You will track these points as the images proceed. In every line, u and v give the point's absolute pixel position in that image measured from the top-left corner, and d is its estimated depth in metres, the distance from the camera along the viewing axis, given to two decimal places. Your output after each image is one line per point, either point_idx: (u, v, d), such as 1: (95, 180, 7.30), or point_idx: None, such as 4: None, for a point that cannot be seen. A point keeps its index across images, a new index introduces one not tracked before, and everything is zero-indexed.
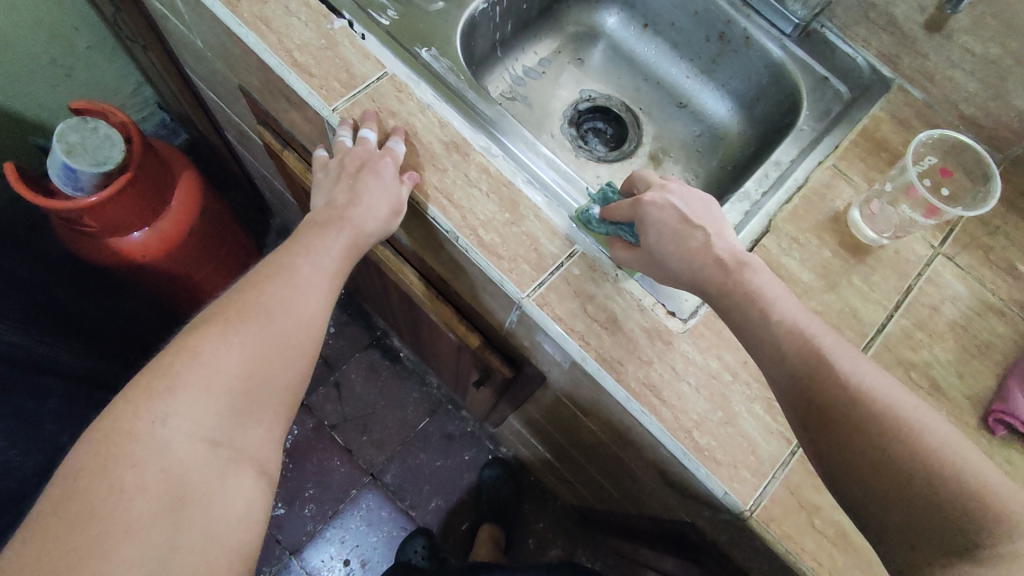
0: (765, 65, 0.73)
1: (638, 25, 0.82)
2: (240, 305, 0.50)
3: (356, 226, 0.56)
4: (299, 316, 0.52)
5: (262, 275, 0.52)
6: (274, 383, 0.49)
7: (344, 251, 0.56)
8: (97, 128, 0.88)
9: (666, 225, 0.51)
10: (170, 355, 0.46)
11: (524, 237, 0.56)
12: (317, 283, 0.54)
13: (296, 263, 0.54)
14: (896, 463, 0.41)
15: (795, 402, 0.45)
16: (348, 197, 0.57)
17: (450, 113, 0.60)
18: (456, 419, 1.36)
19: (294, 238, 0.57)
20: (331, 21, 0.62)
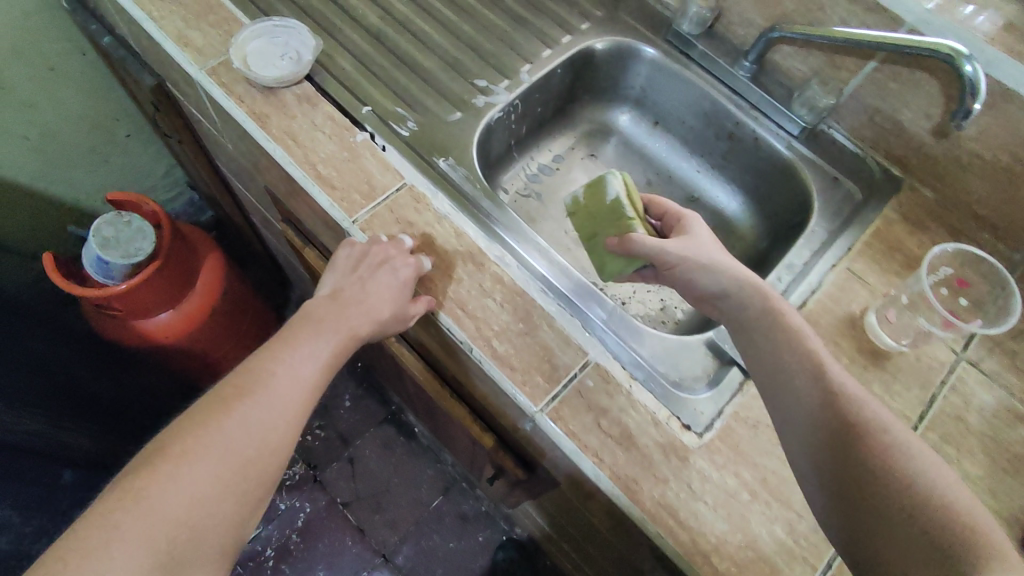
0: (774, 165, 0.74)
1: (649, 122, 0.83)
2: (201, 431, 0.46)
3: (353, 327, 0.58)
4: (266, 435, 0.49)
5: (232, 391, 0.50)
6: (227, 518, 0.45)
7: (334, 352, 0.56)
8: (130, 222, 0.91)
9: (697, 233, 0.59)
10: (114, 498, 0.42)
11: (537, 347, 0.57)
12: (289, 402, 0.52)
13: (273, 374, 0.52)
14: (872, 454, 0.41)
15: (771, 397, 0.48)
16: (354, 293, 0.59)
17: (465, 223, 0.62)
18: (471, 499, 1.33)
19: (280, 339, 0.55)
20: (354, 134, 0.64)
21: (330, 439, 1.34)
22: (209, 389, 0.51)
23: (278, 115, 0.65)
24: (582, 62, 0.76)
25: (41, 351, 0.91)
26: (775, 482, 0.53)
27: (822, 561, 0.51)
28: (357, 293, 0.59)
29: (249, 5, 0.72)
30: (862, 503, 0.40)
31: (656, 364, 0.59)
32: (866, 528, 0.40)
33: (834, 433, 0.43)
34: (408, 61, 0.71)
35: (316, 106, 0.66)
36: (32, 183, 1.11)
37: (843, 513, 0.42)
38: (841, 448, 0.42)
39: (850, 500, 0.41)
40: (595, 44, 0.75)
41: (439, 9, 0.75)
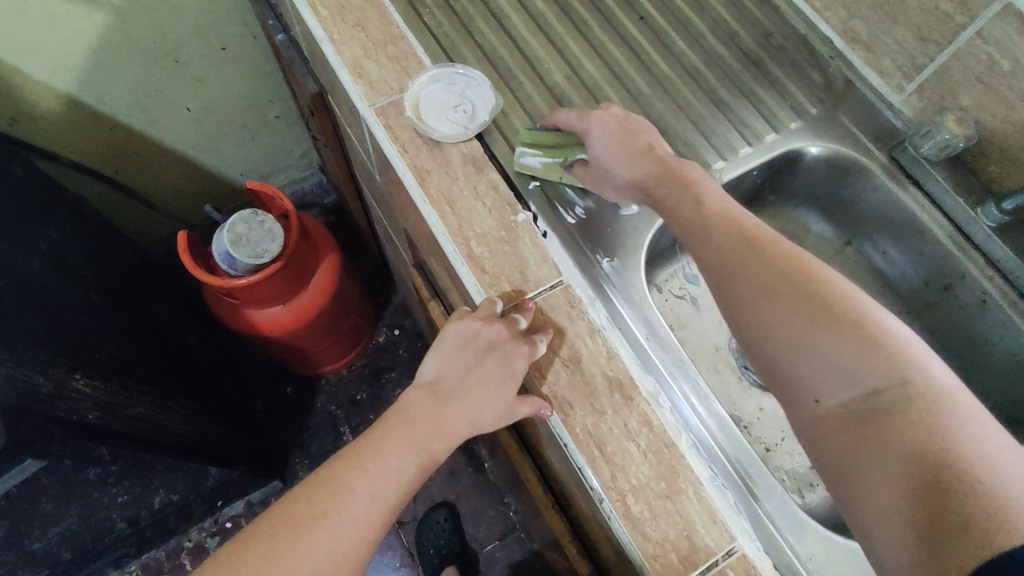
0: (1001, 339, 0.60)
1: (840, 241, 0.71)
2: (258, 572, 0.41)
3: (450, 432, 0.50)
4: (331, 572, 0.43)
5: (302, 515, 0.44)
6: None
7: (426, 460, 0.49)
8: (264, 222, 0.91)
9: (608, 139, 0.57)
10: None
11: (678, 517, 0.48)
12: (361, 525, 0.44)
13: (351, 492, 0.45)
14: (819, 314, 0.43)
15: (709, 260, 0.50)
16: (458, 382, 0.52)
17: (620, 343, 0.54)
18: (525, 551, 1.26)
19: (365, 441, 0.48)
20: (516, 213, 0.58)
21: None
22: (278, 501, 0.45)
23: (439, 174, 0.59)
24: (787, 163, 0.66)
25: (128, 325, 0.91)
26: None
27: None
28: (463, 380, 0.52)
29: (431, 43, 0.67)
30: (807, 363, 0.43)
31: (813, 569, 0.49)
32: (815, 383, 0.43)
33: (777, 296, 0.45)
34: None
35: (481, 171, 0.60)
36: (181, 150, 1.15)
37: (789, 368, 0.44)
38: (784, 318, 0.44)
39: (796, 359, 0.43)
40: (809, 147, 0.65)
41: (631, 77, 0.66)
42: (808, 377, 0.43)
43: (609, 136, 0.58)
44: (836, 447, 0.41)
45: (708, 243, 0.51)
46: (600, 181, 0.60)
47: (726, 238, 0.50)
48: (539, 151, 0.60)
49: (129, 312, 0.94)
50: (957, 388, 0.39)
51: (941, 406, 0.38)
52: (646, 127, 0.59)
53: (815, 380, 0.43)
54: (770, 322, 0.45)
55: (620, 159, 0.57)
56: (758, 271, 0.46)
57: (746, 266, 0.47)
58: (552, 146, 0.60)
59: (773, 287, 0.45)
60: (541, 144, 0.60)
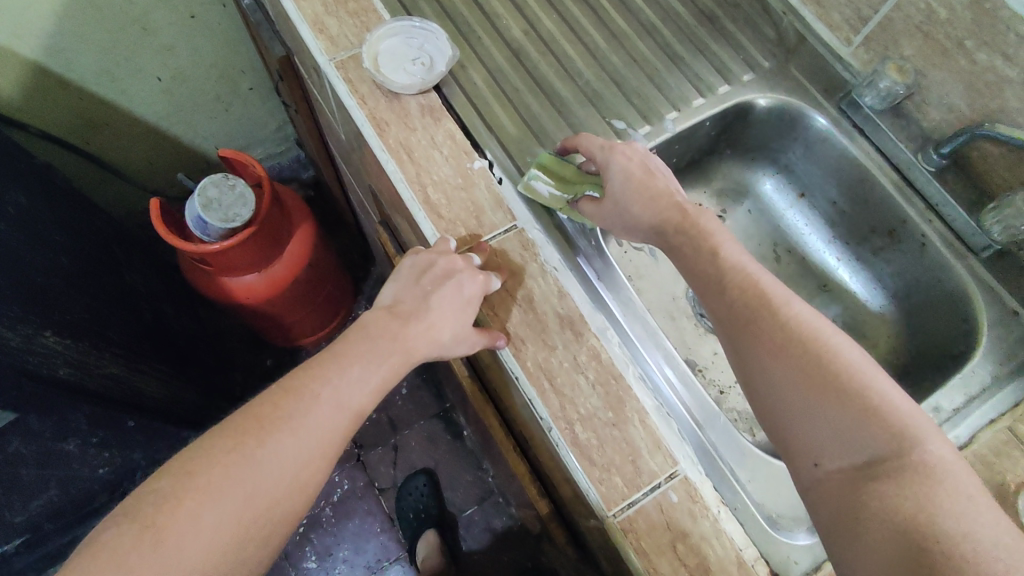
0: (940, 279, 0.63)
1: (794, 193, 0.74)
2: (228, 465, 0.41)
3: (410, 348, 0.51)
4: (298, 470, 0.43)
5: (269, 415, 0.44)
6: (251, 558, 0.41)
7: (387, 374, 0.50)
8: (234, 186, 0.91)
9: (630, 173, 0.55)
10: (125, 538, 0.37)
11: (623, 444, 0.51)
12: (330, 426, 0.46)
13: (316, 398, 0.46)
14: (823, 377, 0.40)
15: (720, 311, 0.47)
16: (414, 306, 0.53)
17: (572, 284, 0.56)
18: (502, 515, 1.30)
19: (331, 352, 0.49)
20: (472, 160, 0.60)
21: (379, 423, 1.34)
22: (242, 407, 0.45)
23: (398, 125, 0.61)
24: (738, 116, 0.68)
25: (112, 289, 0.95)
26: None
27: None
28: (417, 308, 0.52)
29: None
30: (802, 423, 0.40)
31: (751, 489, 0.52)
32: (816, 446, 0.39)
33: (785, 355, 0.42)
34: (543, 86, 0.65)
35: (438, 121, 0.61)
36: (153, 120, 1.14)
37: (789, 427, 0.41)
38: (791, 372, 0.41)
39: (793, 420, 0.41)
40: (758, 99, 0.67)
41: (588, 32, 0.68)
42: (802, 436, 0.40)
43: (629, 174, 0.55)
44: (826, 514, 0.38)
45: (718, 295, 0.47)
46: (613, 224, 0.56)
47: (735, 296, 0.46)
48: (552, 180, 0.58)
49: (116, 276, 0.98)
50: (964, 478, 0.36)
51: (942, 490, 0.35)
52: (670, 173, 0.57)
53: (816, 442, 0.39)
54: (776, 380, 0.42)
55: (636, 200, 0.54)
56: (765, 327, 0.43)
57: (755, 321, 0.44)
58: (568, 179, 0.58)
59: (783, 342, 0.42)
60: (556, 176, 0.58)
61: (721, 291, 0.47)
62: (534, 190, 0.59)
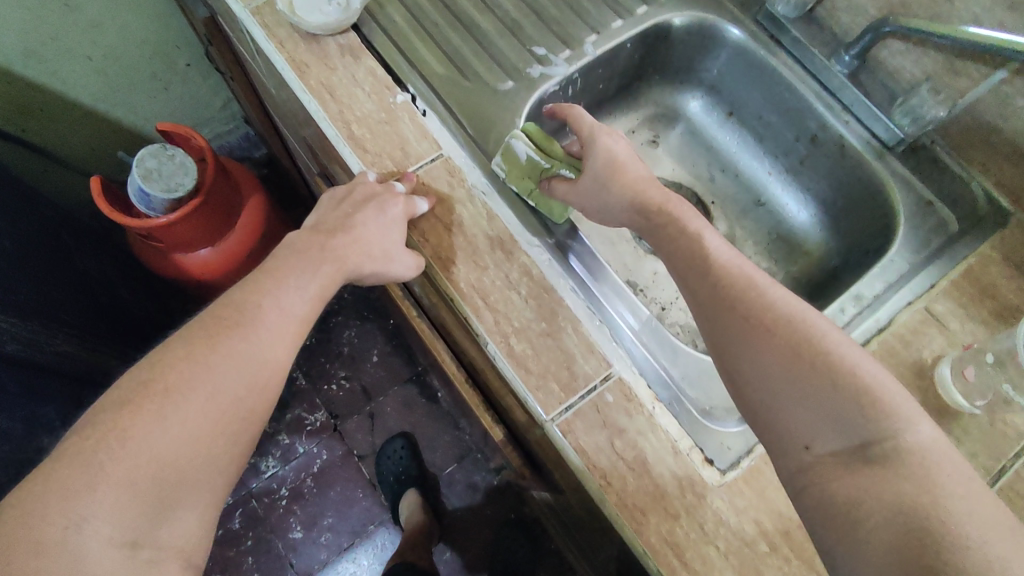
0: (859, 176, 0.65)
1: (723, 111, 0.75)
2: (183, 371, 0.43)
3: (341, 258, 0.55)
4: (255, 372, 0.46)
5: (216, 326, 0.46)
6: (220, 455, 0.43)
7: (322, 285, 0.53)
8: (174, 156, 0.90)
9: (611, 156, 0.55)
10: (87, 443, 0.39)
11: (558, 351, 0.52)
12: (279, 332, 0.49)
13: (259, 307, 0.49)
14: (809, 366, 0.41)
15: (702, 295, 0.47)
16: (338, 225, 0.56)
17: (500, 205, 0.57)
18: (483, 471, 1.32)
19: (265, 272, 0.52)
20: (395, 95, 0.60)
21: (352, 391, 1.35)
22: (189, 324, 0.47)
23: (318, 66, 0.61)
24: (657, 37, 0.69)
25: (75, 268, 0.96)
26: (800, 537, 0.48)
27: None
28: (341, 225, 0.56)
29: None
30: (791, 409, 0.40)
31: (685, 384, 0.54)
32: (803, 431, 0.40)
33: (772, 343, 0.42)
34: (462, 19, 0.65)
35: (358, 60, 0.61)
36: (91, 103, 1.12)
37: (777, 416, 0.41)
38: (777, 362, 0.41)
39: (781, 407, 0.41)
40: (674, 18, 0.68)
41: None
42: (788, 422, 0.40)
43: (609, 152, 0.55)
44: (815, 503, 0.39)
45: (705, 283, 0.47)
46: (587, 205, 0.56)
47: (717, 287, 0.46)
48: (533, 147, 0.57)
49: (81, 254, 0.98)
50: (943, 456, 0.37)
51: (929, 470, 0.36)
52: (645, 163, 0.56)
53: (803, 427, 0.40)
54: (766, 368, 0.42)
55: (609, 179, 0.54)
56: (749, 318, 0.44)
57: (743, 311, 0.44)
58: (549, 152, 0.57)
59: (768, 333, 0.43)
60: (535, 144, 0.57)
61: (702, 274, 0.47)
62: (510, 151, 0.57)
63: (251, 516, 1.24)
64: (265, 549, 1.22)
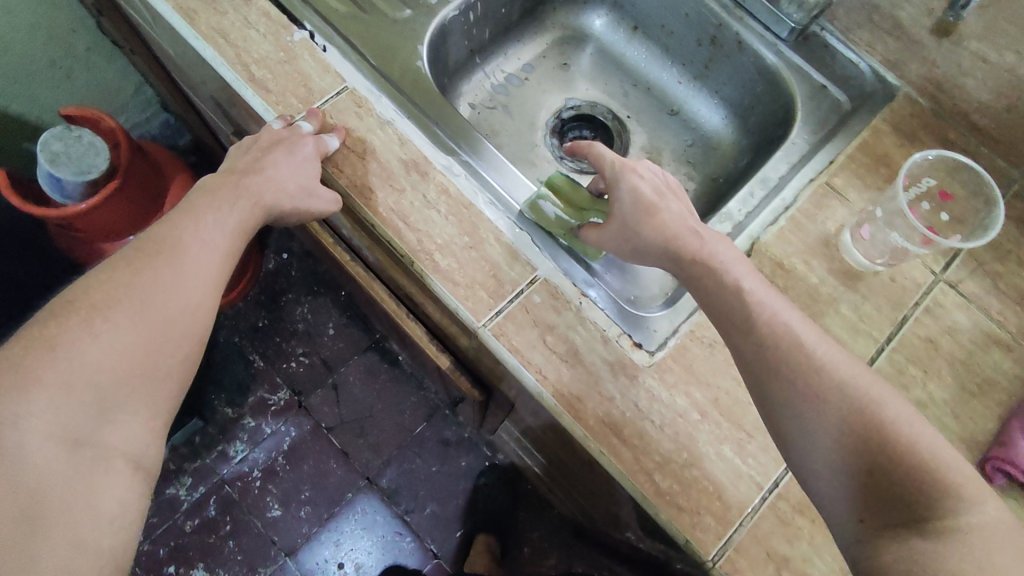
0: (758, 71, 0.68)
1: (628, 27, 0.77)
2: (108, 289, 0.45)
3: (257, 197, 0.54)
4: (183, 293, 0.47)
5: (140, 250, 0.48)
6: (155, 368, 0.45)
7: (241, 220, 0.53)
8: (82, 136, 0.87)
9: (639, 194, 0.50)
10: (17, 354, 0.41)
11: (482, 262, 0.54)
12: (206, 256, 0.50)
13: (183, 236, 0.50)
14: (865, 438, 0.40)
15: (747, 356, 0.45)
16: (249, 167, 0.56)
17: (411, 130, 0.58)
18: (453, 425, 1.34)
19: (186, 207, 0.52)
20: (291, 32, 0.59)
21: (313, 366, 1.34)
22: (116, 255, 0.48)
23: (208, 11, 0.59)
24: None
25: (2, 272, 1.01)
26: (727, 401, 0.52)
27: (768, 480, 0.50)
28: (251, 167, 0.55)
29: None
30: (848, 481, 0.40)
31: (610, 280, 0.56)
32: (854, 500, 0.40)
33: (825, 409, 0.41)
34: None
35: (249, 2, 0.60)
36: None
37: (831, 484, 0.41)
38: (832, 428, 0.41)
39: (836, 476, 0.40)
40: None
41: None
42: (841, 494, 0.40)
43: (637, 192, 0.50)
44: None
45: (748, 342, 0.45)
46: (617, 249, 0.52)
47: (762, 349, 0.44)
48: (560, 203, 0.55)
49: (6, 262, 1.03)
50: (1000, 534, 0.37)
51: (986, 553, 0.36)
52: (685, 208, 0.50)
53: (853, 494, 0.40)
54: (815, 435, 0.41)
55: (639, 222, 0.49)
56: (800, 382, 0.42)
57: (792, 375, 0.43)
58: (579, 206, 0.55)
59: (820, 399, 0.42)
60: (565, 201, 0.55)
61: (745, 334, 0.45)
62: (538, 212, 0.55)
63: (226, 501, 1.24)
64: (244, 530, 1.22)
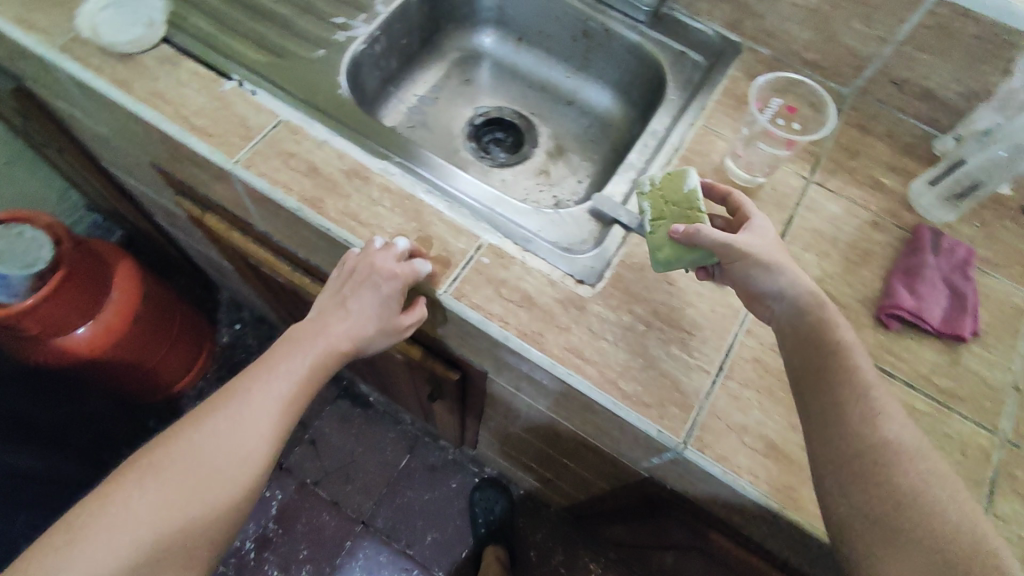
0: (629, 52, 0.80)
1: (514, 39, 0.88)
2: (167, 447, 0.49)
3: (332, 340, 0.56)
4: (234, 448, 0.50)
5: (207, 404, 0.52)
6: (193, 526, 0.47)
7: (311, 367, 0.55)
8: (22, 233, 0.88)
9: (767, 234, 0.54)
10: (80, 507, 0.46)
11: (432, 240, 0.61)
12: (264, 410, 0.52)
13: (250, 390, 0.53)
14: (876, 434, 0.43)
15: (805, 359, 0.48)
16: (335, 304, 0.58)
17: (347, 145, 0.66)
18: (437, 451, 1.36)
19: (262, 359, 0.56)
20: (221, 84, 0.67)
21: None
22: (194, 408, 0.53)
23: (141, 79, 0.66)
24: None
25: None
26: (665, 310, 0.60)
27: (713, 366, 0.58)
28: (337, 304, 0.58)
29: None
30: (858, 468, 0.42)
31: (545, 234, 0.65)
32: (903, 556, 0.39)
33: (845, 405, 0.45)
34: (264, 11, 0.74)
35: (178, 66, 0.67)
36: None
37: (847, 469, 0.43)
38: (853, 419, 0.44)
39: (852, 462, 0.43)
40: None
41: None
42: (850, 482, 0.42)
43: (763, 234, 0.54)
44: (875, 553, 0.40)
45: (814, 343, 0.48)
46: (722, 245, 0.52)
47: (825, 354, 0.47)
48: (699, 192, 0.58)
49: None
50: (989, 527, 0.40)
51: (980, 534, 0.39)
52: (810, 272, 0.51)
53: (860, 485, 0.42)
54: (836, 426, 0.44)
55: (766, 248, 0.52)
56: (832, 381, 0.46)
57: (831, 376, 0.46)
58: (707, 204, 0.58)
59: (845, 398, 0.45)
60: (662, 199, 0.59)
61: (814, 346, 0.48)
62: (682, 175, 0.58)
63: None
64: None
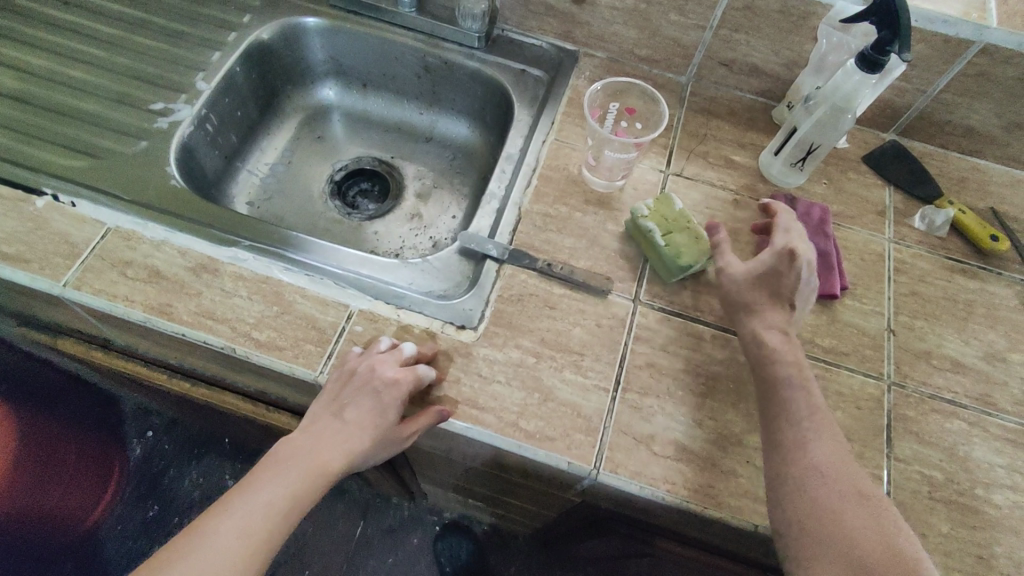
0: (472, 79, 0.80)
1: (358, 87, 0.86)
2: None
3: (320, 460, 0.50)
4: None
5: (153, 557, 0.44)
6: None
7: (294, 496, 0.48)
8: None
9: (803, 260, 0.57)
10: None
11: (298, 320, 0.57)
12: (226, 554, 0.44)
13: (215, 529, 0.45)
14: (817, 428, 0.48)
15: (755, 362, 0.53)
16: (326, 410, 0.52)
17: (188, 240, 0.61)
18: (390, 510, 1.31)
19: (238, 485, 0.49)
20: (33, 202, 0.61)
21: None
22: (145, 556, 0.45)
23: None
24: (258, 52, 0.77)
25: None
26: (551, 337, 0.59)
27: (610, 382, 0.58)
28: (330, 411, 0.52)
29: None
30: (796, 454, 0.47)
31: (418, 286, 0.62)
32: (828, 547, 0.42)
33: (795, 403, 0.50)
34: (72, 113, 0.68)
35: None
36: None
37: (790, 455, 0.47)
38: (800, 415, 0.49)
39: (795, 449, 0.47)
40: (262, 33, 0.76)
41: (87, 51, 0.73)
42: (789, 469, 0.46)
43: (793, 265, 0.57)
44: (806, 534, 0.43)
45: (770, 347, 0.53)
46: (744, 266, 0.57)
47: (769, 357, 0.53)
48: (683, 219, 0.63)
49: None
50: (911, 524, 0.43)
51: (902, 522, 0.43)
52: (812, 284, 0.57)
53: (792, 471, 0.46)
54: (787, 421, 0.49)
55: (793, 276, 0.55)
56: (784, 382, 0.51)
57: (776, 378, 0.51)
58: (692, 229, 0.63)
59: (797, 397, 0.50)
60: (660, 218, 0.62)
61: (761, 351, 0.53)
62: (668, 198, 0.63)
63: None
64: None
